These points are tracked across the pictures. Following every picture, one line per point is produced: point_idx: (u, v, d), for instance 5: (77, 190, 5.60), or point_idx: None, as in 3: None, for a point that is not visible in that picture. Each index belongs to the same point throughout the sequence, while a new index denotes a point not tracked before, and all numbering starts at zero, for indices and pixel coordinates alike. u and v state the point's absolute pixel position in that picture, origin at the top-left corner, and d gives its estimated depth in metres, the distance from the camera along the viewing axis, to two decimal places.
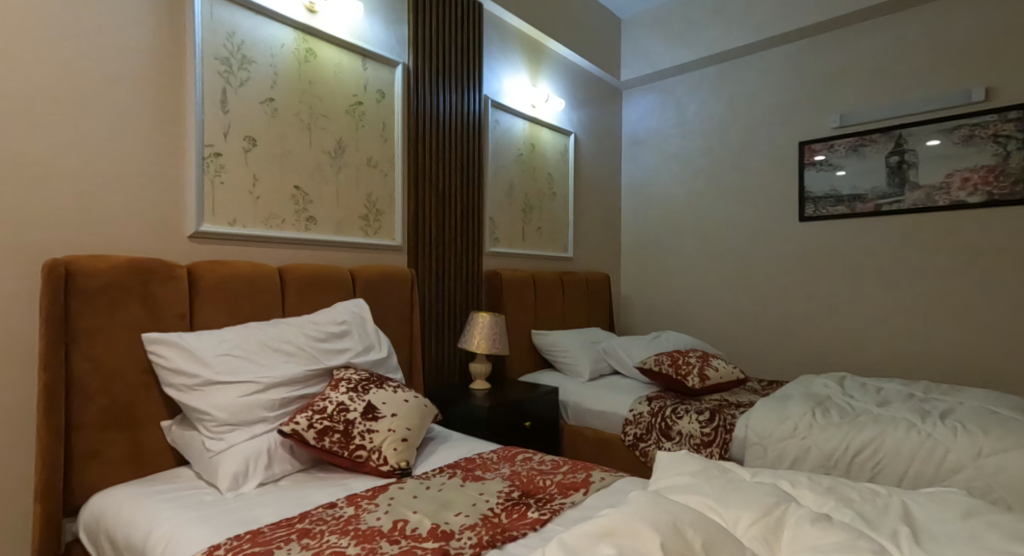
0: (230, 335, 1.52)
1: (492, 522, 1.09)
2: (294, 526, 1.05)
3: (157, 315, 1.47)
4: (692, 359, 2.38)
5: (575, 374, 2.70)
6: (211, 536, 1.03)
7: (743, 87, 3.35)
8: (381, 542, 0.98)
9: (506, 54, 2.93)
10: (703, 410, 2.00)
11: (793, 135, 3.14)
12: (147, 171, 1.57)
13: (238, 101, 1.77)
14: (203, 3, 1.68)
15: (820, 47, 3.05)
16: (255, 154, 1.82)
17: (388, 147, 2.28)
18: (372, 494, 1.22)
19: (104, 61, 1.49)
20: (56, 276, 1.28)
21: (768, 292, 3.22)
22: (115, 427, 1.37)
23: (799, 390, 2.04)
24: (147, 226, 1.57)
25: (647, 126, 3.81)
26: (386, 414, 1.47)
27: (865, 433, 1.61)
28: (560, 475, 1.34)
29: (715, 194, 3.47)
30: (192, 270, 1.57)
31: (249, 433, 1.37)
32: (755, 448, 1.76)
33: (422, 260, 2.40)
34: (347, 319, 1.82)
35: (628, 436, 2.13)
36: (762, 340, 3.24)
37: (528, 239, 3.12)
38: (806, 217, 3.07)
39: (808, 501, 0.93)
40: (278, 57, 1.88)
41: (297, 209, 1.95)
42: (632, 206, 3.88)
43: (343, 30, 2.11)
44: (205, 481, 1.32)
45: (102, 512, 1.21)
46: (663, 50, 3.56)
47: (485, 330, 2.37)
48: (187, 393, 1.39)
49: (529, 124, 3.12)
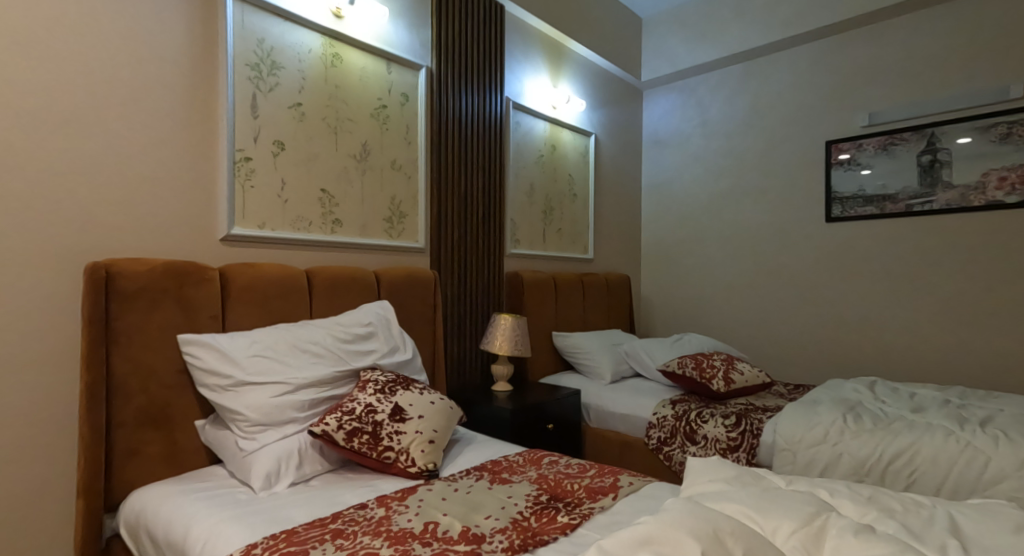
0: (261, 336, 1.55)
1: (522, 525, 1.09)
2: (327, 526, 1.07)
3: (191, 316, 1.50)
4: (716, 362, 2.35)
5: (596, 376, 2.69)
6: (247, 535, 1.05)
7: (767, 86, 3.30)
8: (413, 544, 0.99)
9: (527, 55, 2.93)
10: (729, 414, 1.98)
11: (820, 134, 3.08)
12: (181, 176, 1.61)
13: (267, 106, 1.80)
14: (235, 11, 1.72)
15: (847, 44, 2.98)
16: (283, 158, 1.85)
17: (412, 149, 2.30)
18: (401, 496, 1.23)
19: (141, 70, 1.53)
20: (97, 279, 1.32)
21: (794, 294, 3.16)
22: (152, 426, 1.41)
23: (829, 395, 2.00)
24: (181, 229, 1.62)
25: (668, 126, 3.78)
26: (413, 416, 1.48)
27: (900, 441, 1.57)
28: (587, 479, 1.33)
29: (738, 194, 3.42)
30: (224, 272, 1.60)
31: (280, 433, 1.40)
32: (784, 454, 1.72)
33: (444, 262, 2.41)
34: (372, 321, 1.84)
35: (652, 440, 2.11)
36: (787, 343, 3.18)
37: (548, 240, 3.12)
38: (834, 217, 3.01)
39: (848, 510, 0.91)
40: (306, 62, 1.91)
41: (323, 212, 1.98)
42: (652, 207, 3.85)
43: (369, 34, 2.13)
44: (238, 480, 1.35)
45: (141, 509, 1.25)
46: (684, 49, 3.52)
47: (507, 331, 2.37)
48: (220, 393, 1.42)
49: (550, 125, 3.12)
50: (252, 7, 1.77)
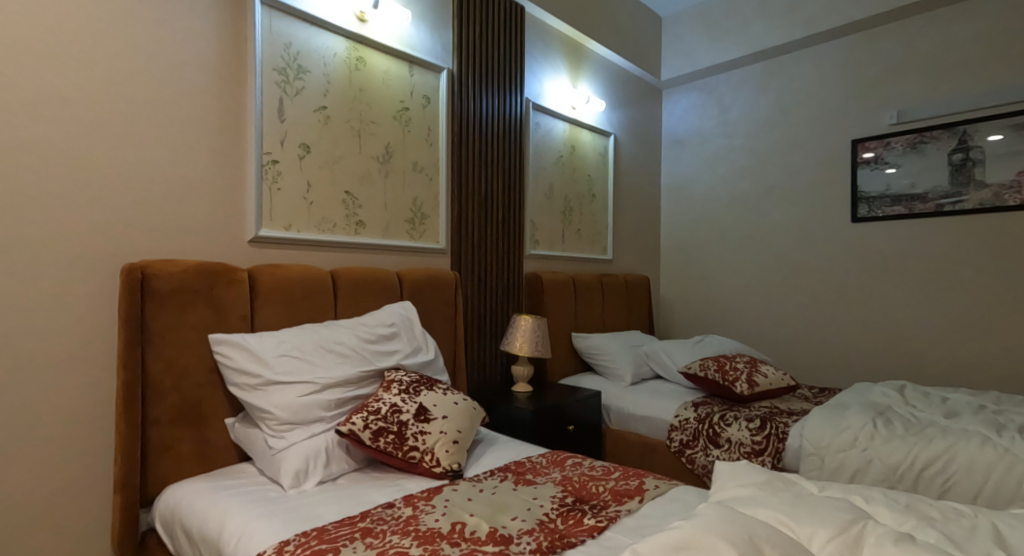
0: (288, 336, 1.58)
1: (549, 527, 1.09)
2: (357, 525, 1.08)
3: (222, 316, 1.53)
4: (739, 364, 2.32)
5: (616, 378, 2.67)
6: (279, 532, 1.06)
7: (791, 84, 3.25)
8: (441, 543, 1.00)
9: (546, 56, 2.93)
10: (754, 417, 1.95)
11: (845, 133, 3.02)
12: (212, 179, 1.65)
13: (293, 110, 1.83)
14: (263, 17, 1.75)
15: (874, 41, 2.92)
16: (309, 161, 1.88)
17: (433, 151, 2.31)
18: (427, 496, 1.24)
19: (173, 76, 1.57)
20: (133, 280, 1.36)
21: (818, 296, 3.10)
22: (185, 423, 1.45)
23: (857, 399, 1.96)
24: (212, 232, 1.65)
25: (688, 125, 3.74)
26: (437, 416, 1.49)
27: (933, 447, 1.53)
28: (612, 481, 1.33)
29: (760, 194, 3.37)
30: (253, 273, 1.64)
31: (308, 432, 1.42)
32: (811, 459, 1.69)
33: (465, 262, 2.42)
34: (395, 321, 1.86)
35: (674, 442, 2.09)
36: (810, 345, 3.13)
37: (567, 241, 3.11)
38: (860, 218, 2.95)
39: (885, 517, 0.89)
40: (330, 66, 1.94)
41: (347, 213, 2.00)
42: (672, 207, 3.82)
43: (392, 37, 2.15)
44: (268, 477, 1.37)
45: (176, 504, 1.28)
46: (706, 48, 3.48)
47: (527, 332, 2.37)
48: (250, 392, 1.44)
49: (569, 125, 3.12)
50: (280, 13, 1.80)
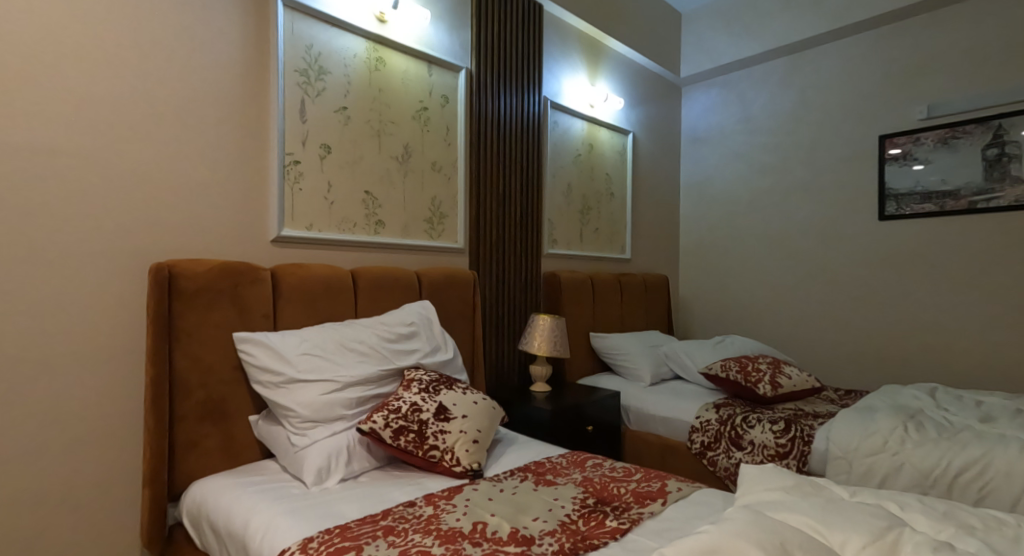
0: (310, 335, 1.59)
1: (571, 529, 1.08)
2: (379, 523, 1.09)
3: (245, 315, 1.55)
4: (762, 366, 2.27)
5: (635, 378, 2.65)
6: (303, 529, 1.07)
7: (815, 79, 3.17)
8: (464, 543, 1.00)
9: (564, 54, 2.91)
10: (778, 419, 1.91)
11: (872, 129, 2.94)
12: (236, 180, 1.68)
13: (315, 110, 1.85)
14: (285, 19, 1.77)
15: (903, 34, 2.84)
16: (330, 161, 1.89)
17: (451, 150, 2.32)
18: (448, 495, 1.24)
19: (199, 78, 1.60)
20: (161, 278, 1.39)
21: (843, 296, 3.03)
22: (210, 420, 1.47)
23: (886, 401, 1.90)
24: (236, 232, 1.68)
25: (708, 123, 3.69)
26: (457, 416, 1.48)
27: (969, 452, 1.48)
28: (634, 483, 1.31)
29: (783, 191, 3.30)
30: (276, 272, 1.65)
31: (330, 430, 1.43)
32: (838, 463, 1.66)
33: (483, 261, 2.42)
34: (415, 320, 1.86)
35: (695, 444, 2.06)
36: (835, 346, 3.06)
37: (585, 240, 3.10)
38: (887, 215, 2.87)
39: (922, 525, 0.86)
40: (351, 66, 1.95)
41: (367, 213, 2.02)
42: (692, 205, 3.77)
43: (411, 37, 2.16)
44: (291, 474, 1.39)
45: (202, 500, 1.30)
46: (727, 43, 3.42)
47: (545, 331, 2.36)
48: (273, 390, 1.47)
49: (587, 124, 3.10)
50: (302, 14, 1.82)
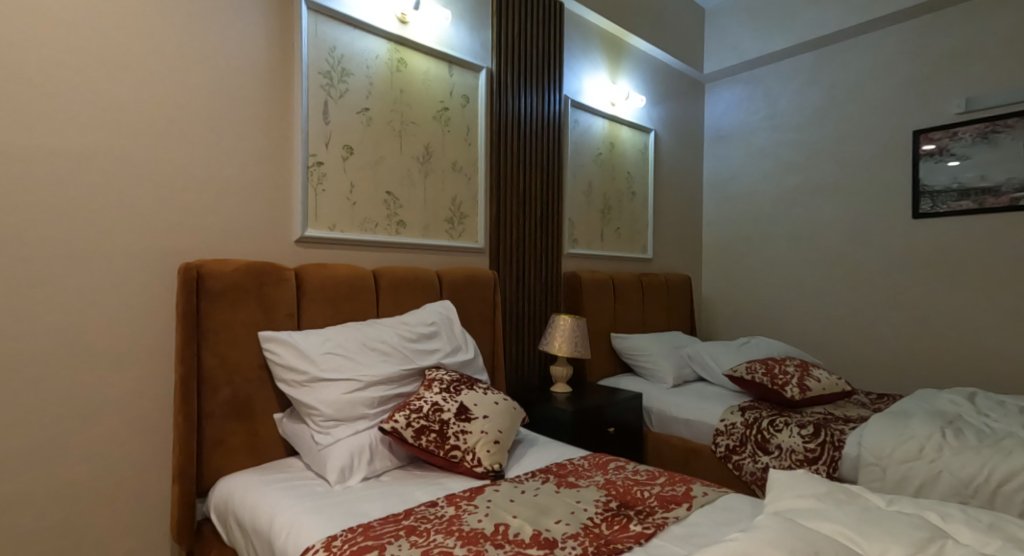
0: (333, 335, 1.61)
1: (594, 532, 1.07)
2: (401, 523, 1.09)
3: (270, 315, 1.57)
4: (790, 368, 2.22)
5: (657, 380, 2.61)
6: (327, 527, 1.08)
7: (844, 73, 3.08)
8: (485, 544, 0.99)
9: (585, 52, 2.89)
10: (806, 423, 1.86)
11: (905, 124, 2.84)
12: (260, 181, 1.70)
13: (338, 112, 1.87)
14: (309, 21, 1.79)
15: (938, 25, 2.74)
16: (352, 162, 1.91)
17: (472, 150, 2.32)
18: (470, 495, 1.24)
19: (226, 81, 1.63)
20: (189, 278, 1.42)
21: (874, 296, 2.94)
22: (237, 417, 1.50)
23: (921, 406, 1.84)
24: (261, 233, 1.71)
25: (732, 120, 3.63)
26: (478, 416, 1.48)
27: (1012, 460, 1.42)
28: (657, 487, 1.29)
29: (810, 189, 3.22)
30: (299, 272, 1.67)
31: (352, 428, 1.44)
32: (870, 469, 1.60)
33: (503, 261, 2.41)
34: (435, 320, 1.86)
35: (719, 448, 2.02)
36: (865, 349, 2.97)
37: (606, 239, 3.07)
38: (921, 213, 2.77)
39: (965, 537, 0.82)
40: (372, 68, 1.96)
41: (388, 213, 2.03)
42: (715, 204, 3.71)
43: (432, 38, 2.16)
44: (314, 472, 1.40)
45: (228, 496, 1.33)
46: (752, 39, 3.35)
47: (566, 332, 2.34)
48: (297, 388, 1.48)
49: (608, 122, 3.07)
50: (325, 17, 1.84)
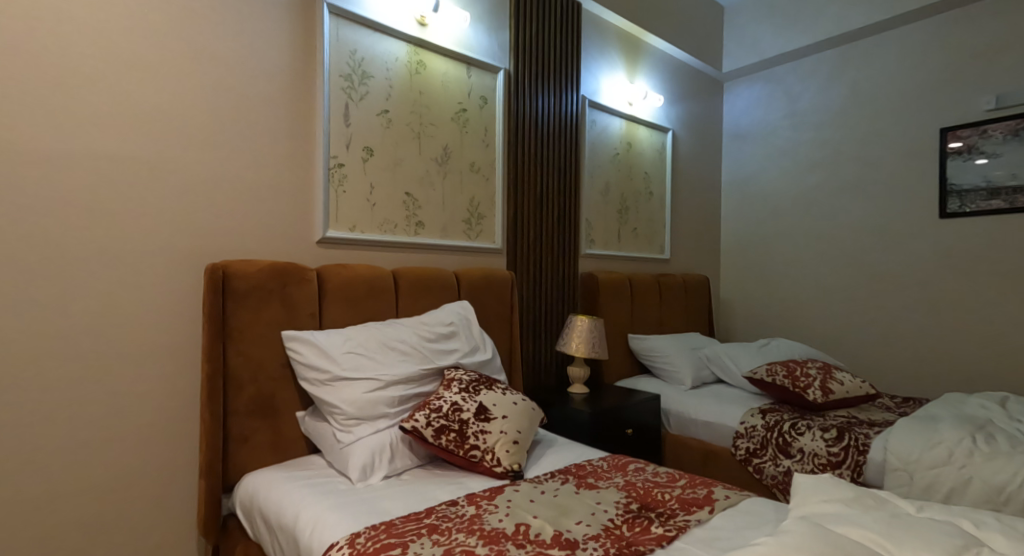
0: (353, 334, 1.63)
1: (615, 534, 1.06)
2: (423, 521, 1.10)
3: (293, 315, 1.60)
4: (812, 370, 2.18)
5: (676, 382, 2.59)
6: (350, 524, 1.09)
7: (868, 70, 3.02)
8: (507, 544, 1.00)
9: (603, 52, 2.88)
10: (829, 427, 1.83)
11: (931, 121, 2.78)
12: (283, 183, 1.73)
13: (358, 114, 1.89)
14: (331, 25, 1.82)
15: (966, 20, 2.67)
16: (372, 164, 1.93)
17: (489, 151, 2.32)
18: (490, 495, 1.24)
19: (250, 85, 1.66)
20: (215, 279, 1.45)
21: (899, 297, 2.88)
22: (261, 415, 1.53)
23: (949, 411, 1.79)
24: (283, 234, 1.74)
25: (751, 118, 3.58)
26: (497, 416, 1.48)
27: None
28: (678, 489, 1.28)
29: (832, 188, 3.17)
30: (321, 273, 1.70)
31: (373, 427, 1.46)
32: (897, 474, 1.57)
33: (520, 261, 2.42)
34: (454, 320, 1.87)
35: (739, 451, 2.00)
36: (890, 351, 2.91)
37: (623, 240, 3.05)
38: (949, 213, 2.71)
39: (1000, 546, 0.80)
40: (392, 70, 1.98)
41: (407, 214, 2.05)
42: (733, 204, 3.67)
43: (450, 39, 2.17)
44: (336, 470, 1.42)
45: (253, 492, 1.35)
46: (773, 36, 3.30)
47: (584, 332, 2.34)
48: (320, 387, 1.51)
49: (626, 122, 3.05)
50: (347, 20, 1.86)
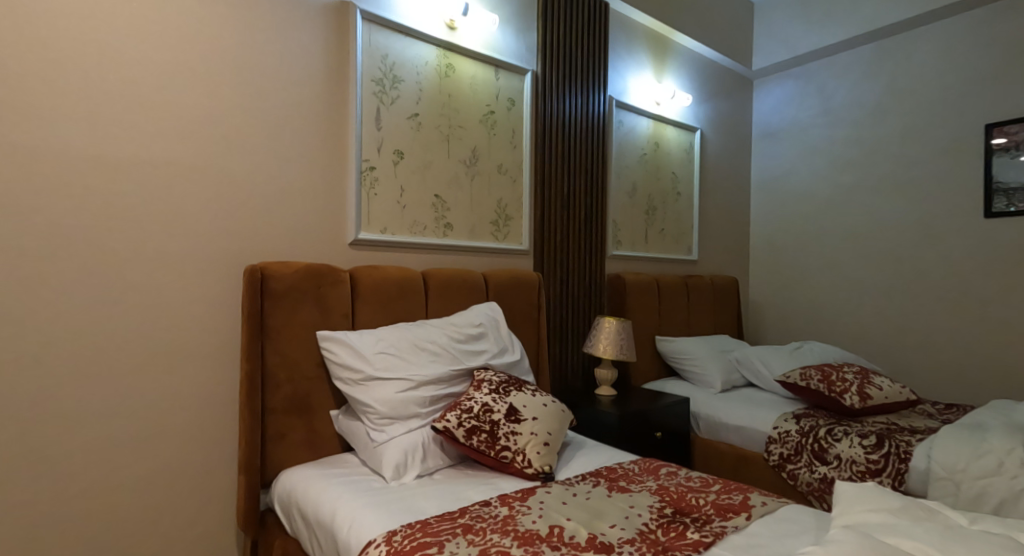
0: (385, 335, 1.65)
1: (650, 538, 1.05)
2: (457, 521, 1.11)
3: (327, 315, 1.63)
4: (849, 375, 2.12)
5: (705, 385, 2.55)
6: (386, 522, 1.11)
7: (906, 65, 2.92)
8: (542, 546, 1.00)
9: (630, 52, 2.86)
10: (868, 433, 1.78)
11: (974, 117, 2.67)
12: (317, 186, 1.77)
13: (389, 118, 1.92)
14: (364, 31, 1.85)
15: (1012, 11, 2.56)
16: (402, 166, 1.96)
17: (517, 153, 2.33)
18: (523, 496, 1.25)
19: (286, 90, 1.71)
20: (254, 280, 1.49)
21: (939, 300, 2.77)
22: (296, 413, 1.56)
23: (998, 419, 1.72)
24: (317, 236, 1.77)
25: (782, 116, 3.51)
26: (528, 417, 1.49)
27: None
28: (713, 495, 1.26)
29: (867, 187, 3.07)
30: (353, 274, 1.73)
31: (405, 427, 1.48)
32: (942, 484, 1.52)
33: (547, 262, 2.42)
34: (482, 321, 1.88)
35: (773, 456, 1.96)
36: (929, 356, 2.81)
37: (650, 241, 3.02)
38: (994, 212, 2.60)
39: None
40: (422, 74, 2.01)
41: (436, 216, 2.07)
42: (764, 204, 3.60)
43: (479, 42, 2.19)
44: (369, 468, 1.45)
45: (291, 488, 1.38)
46: (806, 32, 3.22)
47: (611, 334, 2.32)
48: (354, 386, 1.54)
49: (654, 122, 3.02)
50: (378, 25, 1.89)
